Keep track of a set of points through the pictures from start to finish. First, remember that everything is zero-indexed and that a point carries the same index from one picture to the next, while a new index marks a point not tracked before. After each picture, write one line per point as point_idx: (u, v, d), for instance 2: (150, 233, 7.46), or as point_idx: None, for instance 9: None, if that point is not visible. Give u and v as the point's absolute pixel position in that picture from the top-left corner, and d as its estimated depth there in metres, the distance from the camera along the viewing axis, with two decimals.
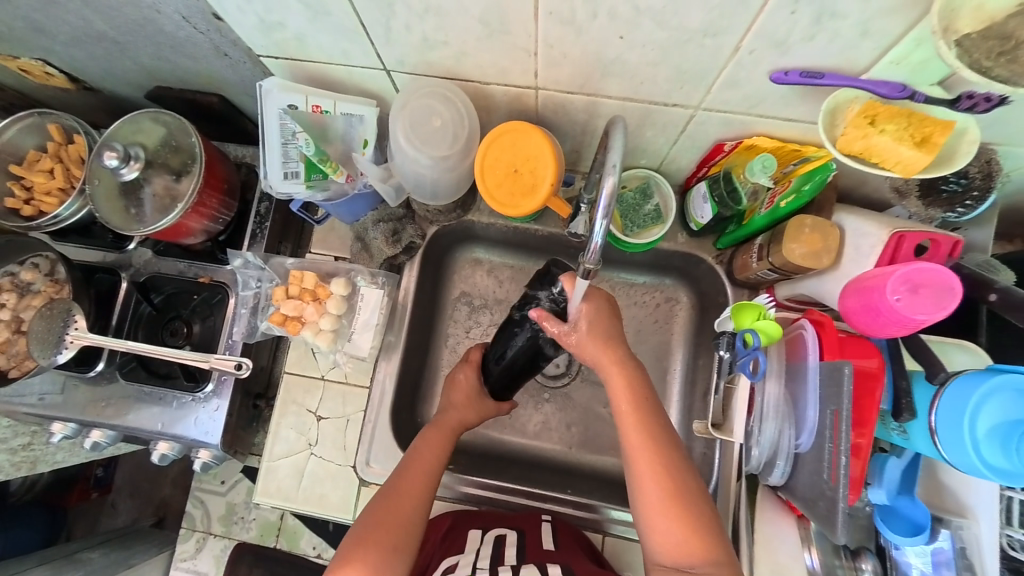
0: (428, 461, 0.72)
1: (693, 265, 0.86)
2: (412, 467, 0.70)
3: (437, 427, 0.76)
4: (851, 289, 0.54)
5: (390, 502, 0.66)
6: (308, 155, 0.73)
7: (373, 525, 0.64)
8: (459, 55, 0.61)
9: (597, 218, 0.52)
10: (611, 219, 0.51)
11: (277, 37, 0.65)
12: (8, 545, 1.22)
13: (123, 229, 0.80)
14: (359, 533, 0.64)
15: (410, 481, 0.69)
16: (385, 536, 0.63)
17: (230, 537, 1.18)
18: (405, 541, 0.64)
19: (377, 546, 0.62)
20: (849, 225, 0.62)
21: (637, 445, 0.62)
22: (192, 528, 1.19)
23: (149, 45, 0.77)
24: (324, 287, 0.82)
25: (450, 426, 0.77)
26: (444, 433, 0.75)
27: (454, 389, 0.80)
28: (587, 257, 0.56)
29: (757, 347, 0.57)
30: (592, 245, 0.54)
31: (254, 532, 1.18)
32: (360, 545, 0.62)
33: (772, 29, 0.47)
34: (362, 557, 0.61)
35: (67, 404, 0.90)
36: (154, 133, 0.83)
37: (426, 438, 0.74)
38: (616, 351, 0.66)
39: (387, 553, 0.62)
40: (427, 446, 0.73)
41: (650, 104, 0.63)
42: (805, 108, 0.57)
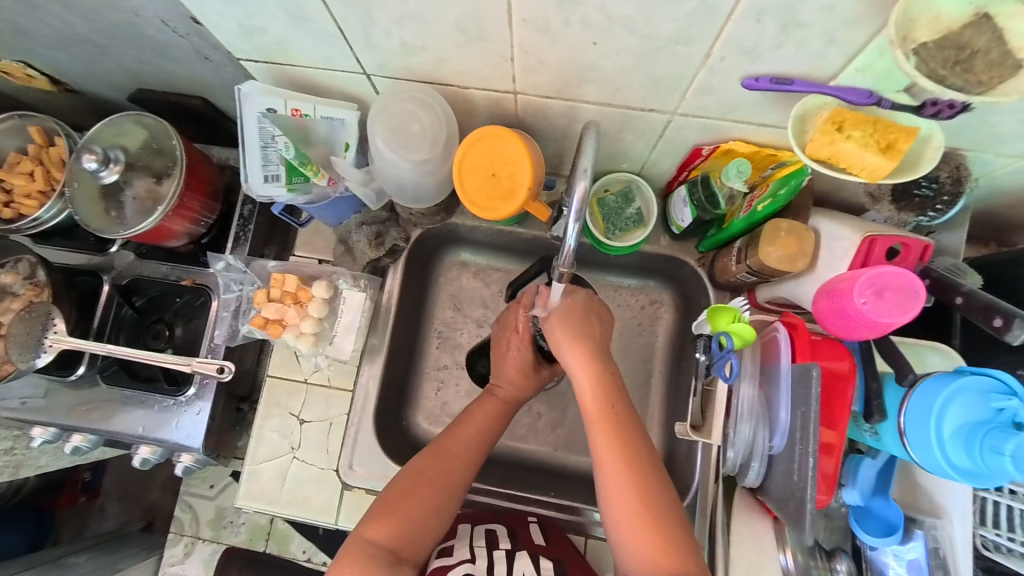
0: (480, 427, 0.73)
1: (677, 268, 0.87)
2: (463, 431, 0.72)
3: (493, 395, 0.77)
4: (823, 291, 0.55)
5: (438, 462, 0.68)
6: (289, 158, 0.73)
7: (417, 484, 0.66)
8: (438, 60, 0.61)
9: (569, 223, 0.52)
10: (583, 222, 0.52)
11: (256, 41, 0.65)
12: None
13: (104, 232, 0.79)
14: (404, 485, 0.66)
15: (458, 447, 0.70)
16: (428, 494, 0.65)
17: (218, 541, 1.19)
18: (445, 501, 0.66)
19: (419, 505, 0.64)
20: (824, 229, 0.63)
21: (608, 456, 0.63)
22: (180, 533, 1.20)
23: (130, 48, 0.77)
24: (305, 290, 0.82)
25: (506, 398, 0.78)
26: (500, 402, 0.77)
27: (508, 360, 0.79)
28: (561, 260, 0.57)
29: (730, 349, 0.58)
30: (565, 250, 0.55)
31: (243, 535, 1.19)
32: (401, 498, 0.65)
33: (741, 37, 0.47)
34: (402, 511, 0.64)
35: (49, 408, 0.89)
36: (136, 135, 0.83)
37: (481, 405, 0.76)
38: (587, 348, 0.69)
39: (426, 508, 0.65)
40: (480, 417, 0.74)
41: (629, 109, 0.63)
42: (778, 114, 0.58)
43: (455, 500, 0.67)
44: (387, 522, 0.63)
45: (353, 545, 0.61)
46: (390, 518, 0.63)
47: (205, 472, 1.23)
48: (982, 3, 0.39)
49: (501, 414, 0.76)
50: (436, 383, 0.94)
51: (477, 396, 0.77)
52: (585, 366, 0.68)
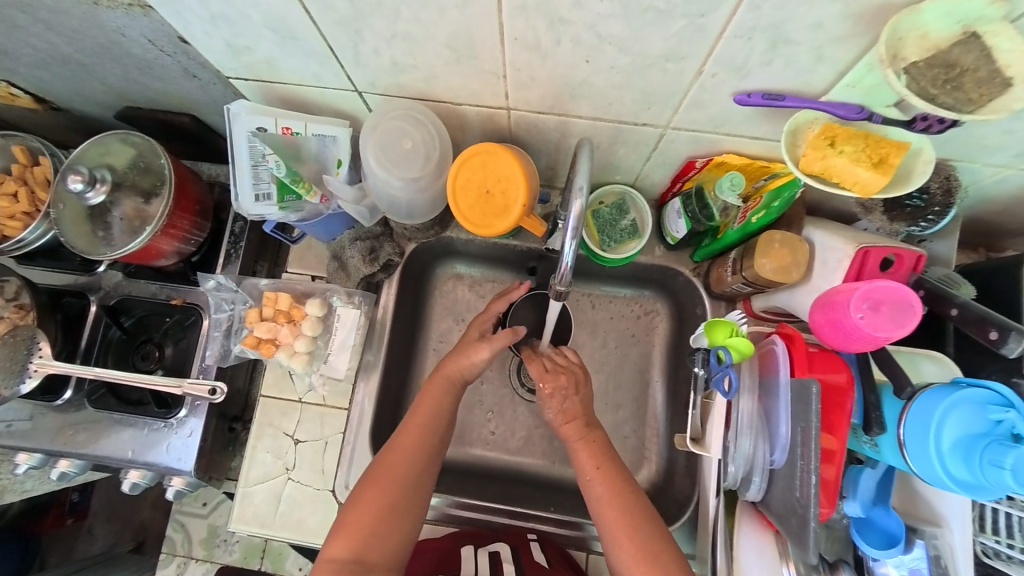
0: (427, 416, 0.71)
1: (672, 278, 0.87)
2: (407, 426, 0.70)
3: (440, 376, 0.74)
4: (818, 303, 0.55)
5: (386, 463, 0.67)
6: (280, 176, 0.72)
7: (370, 486, 0.66)
8: (429, 77, 0.61)
9: (567, 238, 0.52)
10: (579, 238, 0.52)
11: (245, 60, 0.64)
12: None
13: (90, 253, 0.78)
14: (358, 492, 0.66)
15: (403, 442, 0.69)
16: (380, 497, 0.65)
17: (212, 561, 1.15)
18: (401, 499, 0.65)
19: (374, 507, 0.64)
20: (818, 239, 0.63)
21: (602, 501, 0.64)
22: (172, 553, 1.16)
23: (116, 67, 0.76)
24: (298, 307, 0.80)
25: (453, 375, 0.75)
26: (442, 384, 0.73)
27: (467, 339, 0.78)
28: (557, 277, 0.58)
29: (729, 363, 0.57)
30: (563, 265, 0.55)
31: (237, 554, 1.16)
32: (355, 506, 0.64)
33: (732, 54, 0.48)
34: (358, 518, 0.63)
35: (36, 433, 0.86)
36: (123, 154, 0.81)
37: (423, 394, 0.73)
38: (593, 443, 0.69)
39: (381, 511, 0.64)
40: (422, 405, 0.72)
41: (621, 123, 0.63)
42: (769, 128, 0.58)
43: (411, 495, 0.66)
44: (345, 534, 0.63)
45: (319, 564, 0.61)
46: (347, 529, 0.63)
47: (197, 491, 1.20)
48: (969, 22, 0.39)
49: (450, 392, 0.74)
50: None
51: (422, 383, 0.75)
52: (579, 438, 0.69)
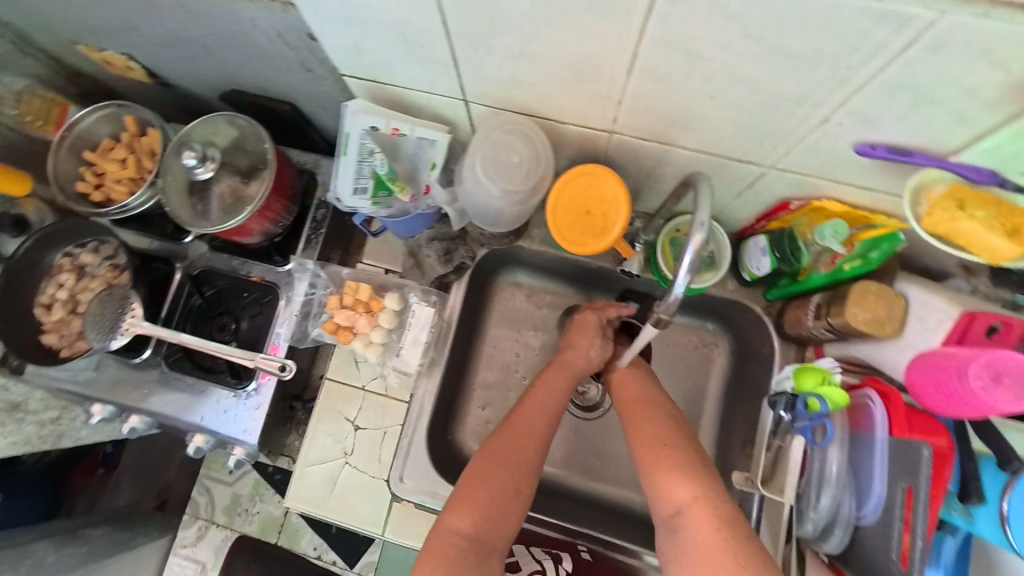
0: (546, 400, 0.72)
1: (740, 312, 0.85)
2: (529, 407, 0.71)
3: (558, 364, 0.78)
4: (921, 363, 0.55)
5: (510, 440, 0.67)
6: (381, 172, 0.75)
7: (494, 459, 0.66)
8: (543, 95, 0.62)
9: (682, 271, 0.52)
10: (693, 273, 0.53)
11: (367, 61, 0.67)
12: (12, 517, 1.21)
13: (190, 224, 0.82)
14: (478, 465, 0.65)
15: (524, 420, 0.70)
16: (502, 473, 0.65)
17: (230, 528, 1.21)
18: (519, 480, 0.65)
19: (496, 487, 0.63)
20: (913, 295, 0.62)
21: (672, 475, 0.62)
22: (194, 516, 1.22)
23: (236, 53, 0.80)
24: (377, 299, 0.84)
25: (570, 365, 0.77)
26: (563, 370, 0.76)
27: (577, 331, 0.81)
28: (662, 306, 0.57)
29: (823, 414, 0.57)
30: (671, 296, 0.55)
31: (255, 525, 1.22)
32: (475, 480, 0.64)
33: (867, 107, 0.48)
34: (479, 491, 0.63)
35: (95, 381, 0.93)
36: (228, 135, 0.86)
37: (544, 375, 0.76)
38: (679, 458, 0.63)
39: (506, 491, 0.64)
40: (545, 388, 0.74)
41: (723, 158, 0.64)
42: (881, 179, 0.58)
43: (532, 478, 0.66)
44: (465, 506, 0.62)
45: (441, 534, 0.61)
46: (468, 502, 0.62)
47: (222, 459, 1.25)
48: None
49: (566, 389, 0.75)
50: (482, 402, 0.94)
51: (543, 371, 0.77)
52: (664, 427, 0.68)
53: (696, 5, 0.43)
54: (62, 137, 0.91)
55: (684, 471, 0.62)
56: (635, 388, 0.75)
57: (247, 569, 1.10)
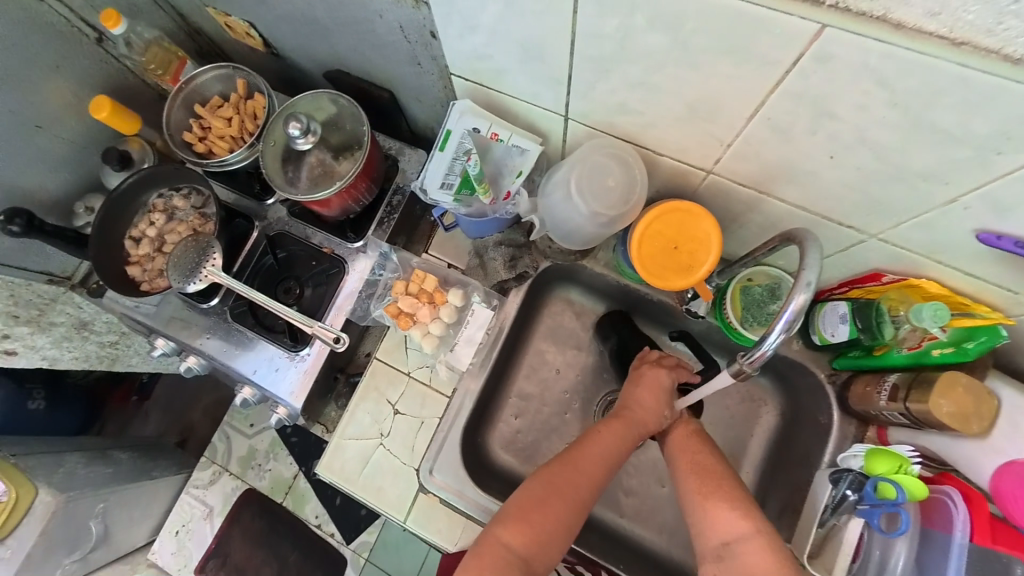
0: (608, 448, 0.69)
1: (800, 374, 0.82)
2: (592, 448, 0.69)
3: (622, 418, 0.72)
4: (1014, 473, 0.56)
5: (569, 477, 0.66)
6: (471, 172, 0.76)
7: (551, 493, 0.65)
8: (649, 125, 0.63)
9: (777, 328, 0.50)
10: (789, 332, 0.51)
11: (481, 66, 0.69)
12: (51, 427, 1.29)
13: (280, 189, 0.87)
14: (535, 494, 0.65)
15: (584, 463, 0.68)
16: (558, 510, 0.64)
17: (241, 480, 1.20)
18: (572, 518, 0.65)
19: (551, 520, 0.64)
20: (1008, 396, 0.59)
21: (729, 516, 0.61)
22: (211, 460, 1.22)
23: (352, 38, 0.84)
24: (441, 292, 0.86)
25: (634, 422, 0.72)
26: (627, 424, 0.72)
27: (643, 386, 0.76)
28: (746, 359, 0.55)
29: (898, 501, 0.55)
30: (758, 352, 0.53)
31: (265, 482, 1.21)
32: (530, 509, 0.64)
33: (1002, 196, 0.46)
34: (538, 519, 0.64)
35: (157, 316, 0.99)
36: (331, 112, 0.90)
37: (606, 425, 0.72)
38: (730, 492, 0.63)
39: (560, 524, 0.64)
40: (607, 434, 0.70)
41: (820, 217, 0.62)
42: (994, 269, 0.55)
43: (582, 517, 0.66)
44: (521, 530, 0.63)
45: (490, 545, 0.62)
46: (523, 527, 0.63)
47: (247, 411, 1.25)
48: None
49: (626, 435, 0.71)
50: (515, 410, 0.95)
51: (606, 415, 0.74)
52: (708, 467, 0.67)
53: (844, 67, 0.42)
54: (180, 89, 0.97)
55: (732, 500, 0.62)
56: (689, 438, 0.72)
57: (252, 521, 1.20)
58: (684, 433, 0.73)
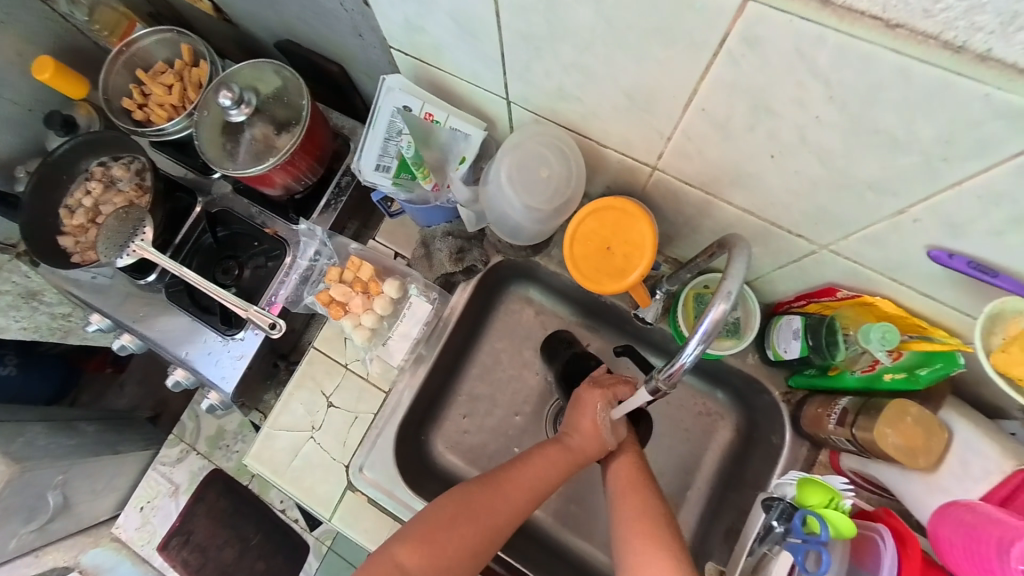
0: (538, 476, 0.66)
1: (755, 391, 0.77)
2: (522, 473, 0.66)
3: (561, 446, 0.69)
4: (952, 518, 0.46)
5: (489, 500, 0.64)
6: (405, 155, 0.70)
7: (465, 515, 0.62)
8: (588, 114, 0.56)
9: (693, 341, 0.47)
10: (707, 344, 0.47)
11: (415, 39, 0.62)
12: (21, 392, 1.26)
13: (215, 163, 0.82)
14: (449, 513, 0.62)
15: (510, 490, 0.65)
16: (468, 533, 0.62)
17: (209, 459, 1.16)
18: (484, 545, 0.62)
19: (459, 542, 0.61)
20: (960, 432, 0.54)
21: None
22: (180, 438, 1.18)
23: (293, 4, 0.77)
24: (377, 283, 0.81)
25: (573, 453, 0.68)
26: (565, 455, 0.68)
27: (580, 410, 0.70)
28: (664, 374, 0.52)
29: (823, 540, 0.48)
30: (677, 364, 0.50)
31: (233, 463, 1.16)
32: (439, 528, 0.61)
33: (953, 210, 0.40)
34: (444, 541, 0.61)
35: (105, 293, 0.96)
36: (272, 84, 0.84)
37: (544, 452, 0.68)
38: (657, 539, 0.59)
39: (465, 551, 0.61)
40: (541, 462, 0.67)
41: (772, 225, 0.56)
42: (953, 295, 0.49)
43: (493, 547, 0.63)
44: (423, 550, 0.60)
45: (383, 563, 0.60)
46: (426, 547, 0.61)
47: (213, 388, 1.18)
48: None
49: (562, 465, 0.68)
50: (463, 410, 0.91)
51: (545, 440, 0.70)
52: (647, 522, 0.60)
53: (776, 51, 0.36)
54: (121, 51, 0.91)
55: (659, 547, 0.58)
56: (630, 472, 0.67)
57: (217, 500, 1.15)
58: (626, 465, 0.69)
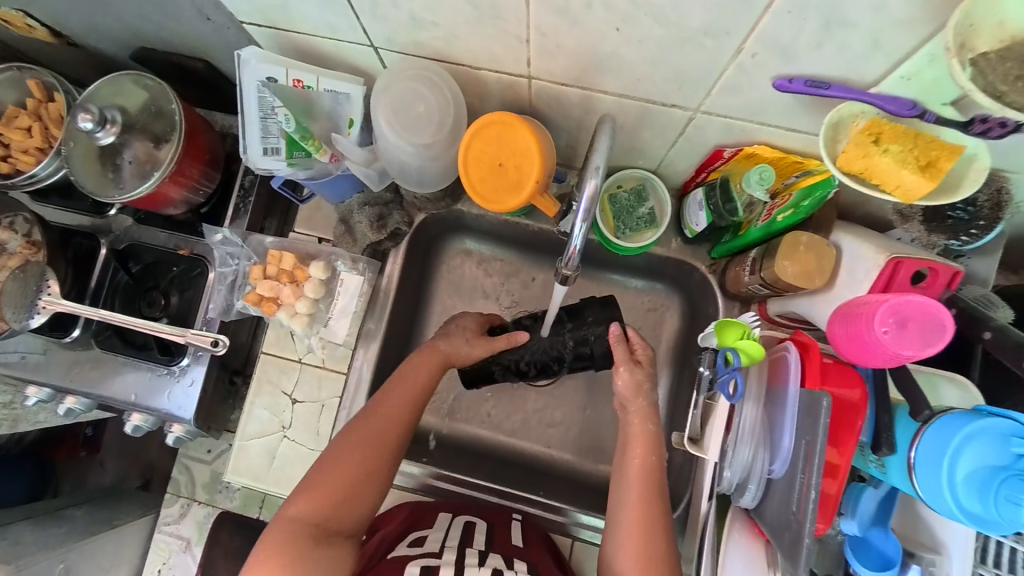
0: (399, 390, 0.72)
1: (686, 273, 0.83)
2: (389, 394, 0.72)
3: (424, 356, 0.75)
4: (840, 314, 0.51)
5: (367, 426, 0.69)
6: (290, 131, 0.69)
7: (349, 447, 0.67)
8: (450, 37, 0.56)
9: (577, 220, 0.49)
10: (590, 222, 0.49)
11: (258, 4, 0.60)
12: None
13: (99, 194, 0.77)
14: (333, 452, 0.67)
15: (384, 410, 0.71)
16: (356, 460, 0.67)
17: (213, 505, 1.12)
18: (377, 465, 0.68)
19: (349, 470, 0.66)
20: (846, 246, 0.60)
21: (635, 485, 0.67)
22: (175, 493, 1.13)
23: (129, 3, 0.71)
24: (302, 269, 0.81)
25: (446, 359, 0.75)
26: (432, 361, 0.75)
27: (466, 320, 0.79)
28: (565, 261, 0.54)
29: (737, 366, 0.56)
30: (570, 249, 0.52)
31: (237, 501, 1.13)
32: (329, 467, 0.66)
33: (778, 33, 0.43)
34: (331, 479, 0.65)
35: (48, 366, 0.90)
36: (135, 96, 0.79)
37: (405, 367, 0.74)
38: (647, 510, 0.65)
39: (358, 476, 0.66)
40: (400, 378, 0.73)
41: (649, 103, 0.59)
42: (811, 120, 0.54)
43: (388, 466, 0.69)
44: (312, 495, 0.64)
45: (281, 521, 0.62)
46: (317, 491, 0.64)
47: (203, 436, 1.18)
48: None
49: (434, 372, 0.75)
50: None
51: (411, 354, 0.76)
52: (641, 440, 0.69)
53: None
54: None
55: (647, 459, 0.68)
56: (644, 417, 0.70)
57: (231, 539, 1.07)
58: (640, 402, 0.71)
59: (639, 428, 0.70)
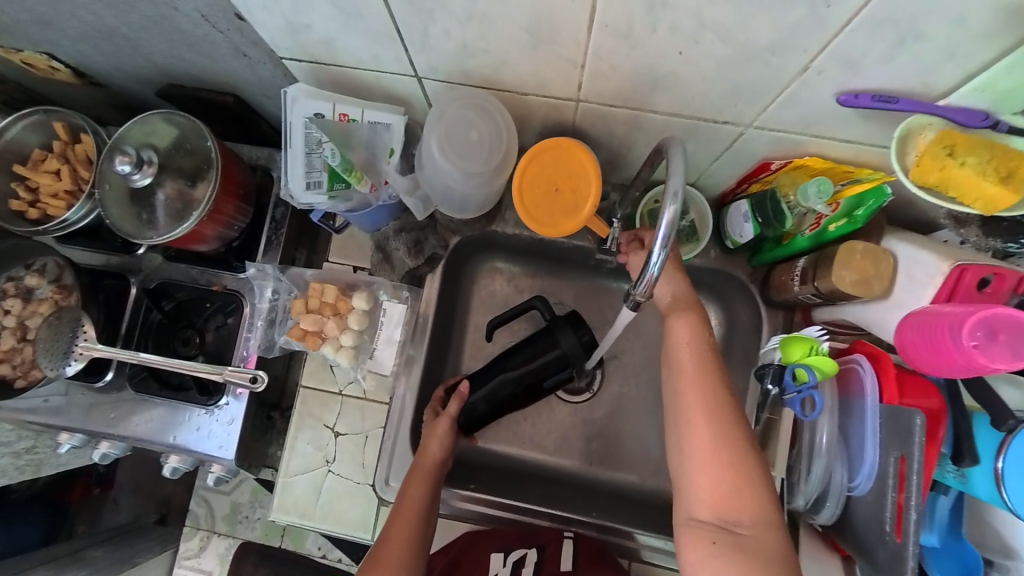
0: (410, 506, 0.71)
1: (723, 281, 0.81)
2: (398, 512, 0.70)
3: (420, 467, 0.74)
4: (912, 321, 0.51)
5: (379, 554, 0.68)
6: (333, 164, 0.69)
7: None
8: (499, 64, 0.56)
9: (656, 247, 0.49)
10: (669, 248, 0.49)
11: (303, 40, 0.59)
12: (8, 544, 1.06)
13: (135, 237, 0.76)
14: None
15: (395, 532, 0.69)
16: None
17: (235, 536, 1.09)
18: None
19: None
20: (902, 251, 0.60)
21: (694, 384, 0.60)
22: (195, 527, 1.10)
23: (163, 43, 0.70)
24: (344, 300, 0.82)
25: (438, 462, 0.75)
26: (427, 478, 0.73)
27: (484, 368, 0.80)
28: (639, 289, 0.54)
29: (813, 386, 0.56)
30: (647, 276, 0.51)
31: (259, 531, 1.10)
32: None
33: (847, 49, 0.43)
34: None
35: (68, 409, 0.88)
36: (166, 134, 0.78)
37: (410, 482, 0.73)
38: (721, 424, 0.57)
39: None
40: (410, 491, 0.72)
41: (699, 119, 0.59)
42: (867, 130, 0.54)
43: None
44: None
45: None
46: None
47: None
48: None
49: (436, 478, 0.74)
50: None
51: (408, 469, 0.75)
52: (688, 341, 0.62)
53: None
54: None
55: (698, 352, 0.62)
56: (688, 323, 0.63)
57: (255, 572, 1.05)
58: (687, 332, 0.63)
59: (676, 335, 0.63)
